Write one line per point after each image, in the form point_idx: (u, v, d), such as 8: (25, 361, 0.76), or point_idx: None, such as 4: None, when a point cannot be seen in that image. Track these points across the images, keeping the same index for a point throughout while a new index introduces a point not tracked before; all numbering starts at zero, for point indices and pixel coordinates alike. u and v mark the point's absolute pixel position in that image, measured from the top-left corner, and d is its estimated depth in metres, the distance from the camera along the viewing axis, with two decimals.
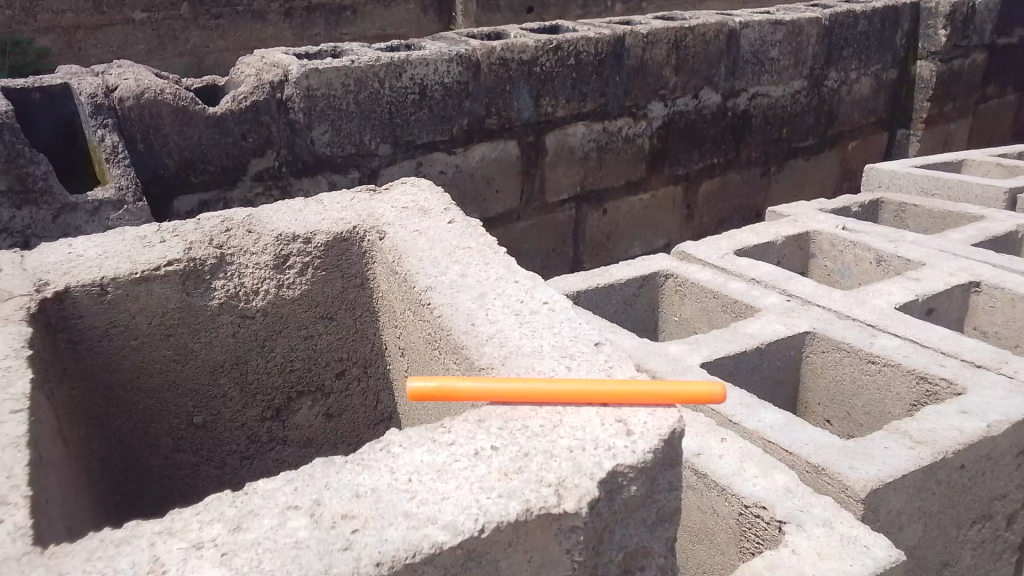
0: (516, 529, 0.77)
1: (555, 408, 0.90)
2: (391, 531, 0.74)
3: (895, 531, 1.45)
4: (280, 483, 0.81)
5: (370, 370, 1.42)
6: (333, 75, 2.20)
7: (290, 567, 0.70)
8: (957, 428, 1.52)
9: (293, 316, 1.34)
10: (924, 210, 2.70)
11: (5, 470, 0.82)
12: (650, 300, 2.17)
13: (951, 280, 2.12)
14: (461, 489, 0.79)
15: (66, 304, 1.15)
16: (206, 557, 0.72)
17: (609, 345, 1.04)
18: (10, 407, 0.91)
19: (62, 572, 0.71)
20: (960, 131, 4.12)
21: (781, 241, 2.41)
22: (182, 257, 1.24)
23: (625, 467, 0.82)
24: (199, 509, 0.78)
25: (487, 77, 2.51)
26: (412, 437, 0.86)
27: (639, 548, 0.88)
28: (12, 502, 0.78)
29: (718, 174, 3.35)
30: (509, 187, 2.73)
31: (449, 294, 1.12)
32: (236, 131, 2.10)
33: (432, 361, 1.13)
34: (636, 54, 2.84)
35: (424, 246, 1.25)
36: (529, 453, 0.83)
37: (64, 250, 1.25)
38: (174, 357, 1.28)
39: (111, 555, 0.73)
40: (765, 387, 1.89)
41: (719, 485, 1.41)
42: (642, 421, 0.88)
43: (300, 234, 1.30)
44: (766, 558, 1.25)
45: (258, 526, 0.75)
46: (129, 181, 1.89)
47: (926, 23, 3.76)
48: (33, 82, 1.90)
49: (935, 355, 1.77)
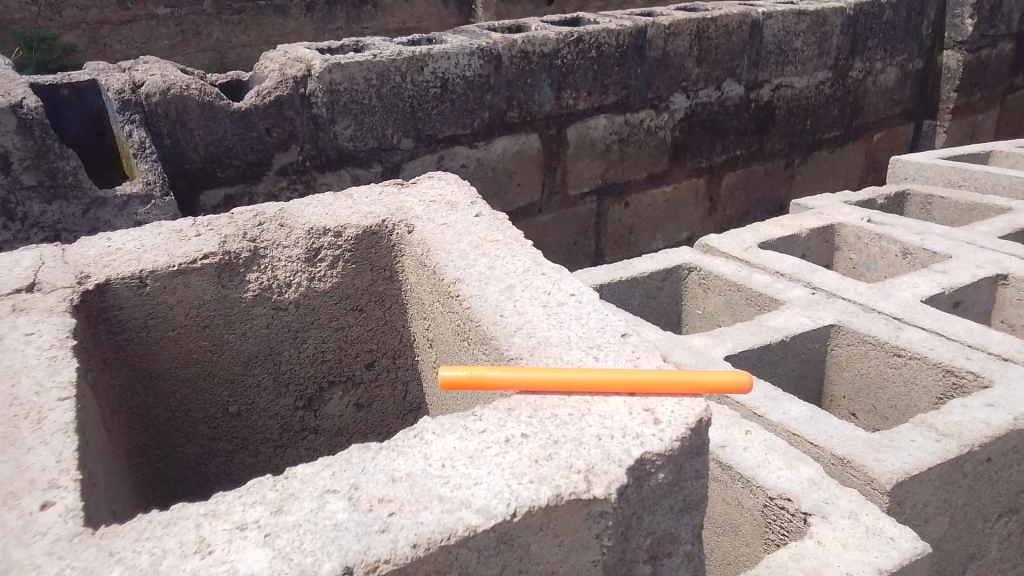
0: (547, 514, 0.79)
1: (584, 398, 0.92)
2: (426, 514, 0.77)
3: (921, 523, 1.46)
4: (318, 467, 0.83)
5: (399, 361, 1.45)
6: (356, 69, 2.23)
7: (330, 548, 0.73)
8: (982, 421, 1.52)
9: (325, 308, 1.36)
10: (950, 203, 2.68)
11: (55, 454, 0.85)
12: (673, 292, 2.18)
13: (978, 272, 2.11)
14: (493, 474, 0.81)
15: (107, 296, 1.20)
16: (249, 538, 0.75)
17: (636, 336, 1.06)
18: (57, 395, 0.94)
19: (113, 552, 0.74)
20: (988, 122, 4.07)
21: (806, 233, 2.41)
22: (218, 250, 1.27)
23: (653, 454, 0.84)
24: (241, 493, 0.81)
25: (509, 71, 2.52)
26: (444, 425, 0.89)
27: (666, 534, 0.90)
28: (63, 485, 0.81)
29: (742, 166, 3.33)
30: (531, 181, 2.75)
31: (478, 286, 1.14)
32: (261, 126, 2.14)
33: (461, 351, 1.15)
34: (658, 46, 2.84)
35: (452, 239, 1.28)
36: (559, 440, 0.85)
37: (104, 243, 1.28)
38: (210, 348, 1.31)
39: (159, 536, 0.76)
40: (789, 380, 1.89)
41: (744, 477, 1.42)
42: (670, 410, 0.90)
43: (331, 227, 1.32)
44: (791, 549, 1.26)
45: (299, 509, 0.78)
46: (156, 176, 1.92)
47: (952, 12, 3.71)
48: (62, 79, 1.94)
49: (961, 348, 1.76)
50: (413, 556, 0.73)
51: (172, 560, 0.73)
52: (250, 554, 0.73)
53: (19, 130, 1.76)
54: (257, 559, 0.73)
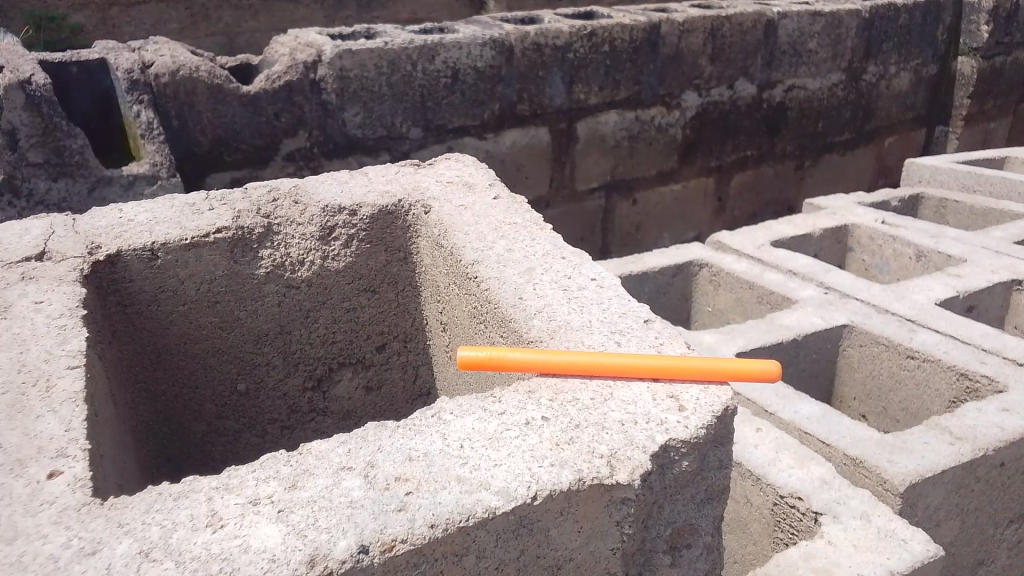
0: (568, 499, 0.77)
1: (605, 382, 0.90)
2: (445, 494, 0.74)
3: (932, 527, 1.43)
4: (333, 444, 0.81)
5: (410, 344, 1.42)
6: (367, 56, 2.20)
7: (346, 525, 0.71)
8: (997, 426, 1.49)
9: (337, 288, 1.34)
10: (964, 207, 2.65)
11: (64, 423, 0.83)
12: (683, 288, 2.16)
13: (992, 277, 2.08)
14: (514, 456, 0.79)
15: (117, 267, 1.18)
16: (262, 513, 0.73)
17: (658, 323, 1.03)
18: (65, 363, 0.92)
19: (122, 523, 0.72)
20: (1000, 129, 4.03)
21: (819, 233, 2.38)
22: (231, 225, 1.25)
23: (678, 442, 0.82)
24: (254, 467, 0.78)
25: (521, 62, 2.50)
26: (463, 405, 0.86)
27: (687, 525, 0.89)
28: (70, 455, 0.79)
29: (753, 164, 3.31)
30: (542, 174, 2.73)
31: (497, 268, 1.12)
32: (270, 110, 2.12)
33: (478, 334, 1.13)
34: (672, 42, 2.81)
35: (469, 221, 1.25)
36: (581, 424, 0.83)
37: (115, 215, 1.26)
38: (220, 324, 1.29)
39: (169, 508, 0.74)
40: (799, 379, 1.87)
41: (754, 475, 1.40)
42: (694, 397, 0.88)
43: (346, 206, 1.29)
44: (801, 548, 1.24)
45: (313, 485, 0.76)
46: (163, 156, 1.91)
47: (968, 18, 3.66)
48: (71, 56, 1.92)
49: (975, 352, 1.74)
50: (430, 536, 0.71)
51: (183, 533, 0.71)
52: (263, 529, 0.71)
53: (27, 106, 1.74)
54: (271, 534, 0.71)
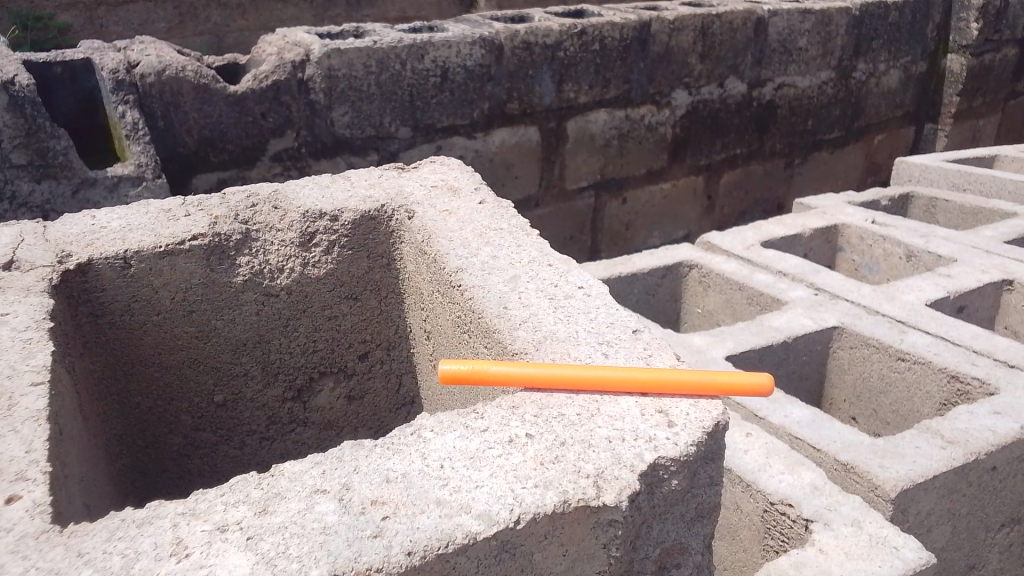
0: (551, 521, 0.73)
1: (591, 397, 0.86)
2: (423, 519, 0.71)
3: (924, 532, 1.41)
4: (307, 465, 0.78)
5: (393, 353, 1.39)
6: (355, 55, 2.16)
7: (319, 553, 0.68)
8: (990, 429, 1.47)
9: (318, 296, 1.30)
10: (954, 206, 2.63)
11: (25, 444, 0.79)
12: (673, 290, 2.14)
13: (983, 277, 2.06)
14: (496, 477, 0.75)
15: (88, 276, 1.14)
16: (230, 541, 0.69)
17: (647, 333, 1.00)
18: (30, 379, 0.88)
19: (83, 552, 0.68)
20: (988, 127, 4.03)
21: (809, 233, 2.36)
22: (208, 232, 1.21)
23: (667, 460, 0.79)
24: (223, 491, 0.75)
25: (510, 61, 2.46)
26: (443, 422, 0.83)
27: (676, 543, 0.86)
28: (31, 478, 0.75)
29: (742, 163, 3.28)
30: (530, 174, 2.70)
31: (481, 276, 1.09)
32: (255, 110, 2.07)
33: (461, 344, 1.10)
34: (661, 40, 2.78)
35: (453, 226, 1.22)
36: (566, 442, 0.80)
37: (88, 221, 1.22)
38: (196, 334, 1.25)
39: (133, 536, 0.70)
40: (789, 381, 1.84)
41: (744, 481, 1.37)
42: (684, 413, 0.85)
43: (327, 212, 1.26)
44: (791, 556, 1.21)
45: (285, 509, 0.72)
46: (149, 158, 1.87)
47: (957, 16, 3.65)
48: (55, 56, 1.87)
49: (966, 354, 1.71)
50: (408, 565, 0.68)
51: (146, 563, 0.67)
52: (231, 558, 0.68)
53: (9, 107, 1.69)
54: (239, 564, 0.67)
